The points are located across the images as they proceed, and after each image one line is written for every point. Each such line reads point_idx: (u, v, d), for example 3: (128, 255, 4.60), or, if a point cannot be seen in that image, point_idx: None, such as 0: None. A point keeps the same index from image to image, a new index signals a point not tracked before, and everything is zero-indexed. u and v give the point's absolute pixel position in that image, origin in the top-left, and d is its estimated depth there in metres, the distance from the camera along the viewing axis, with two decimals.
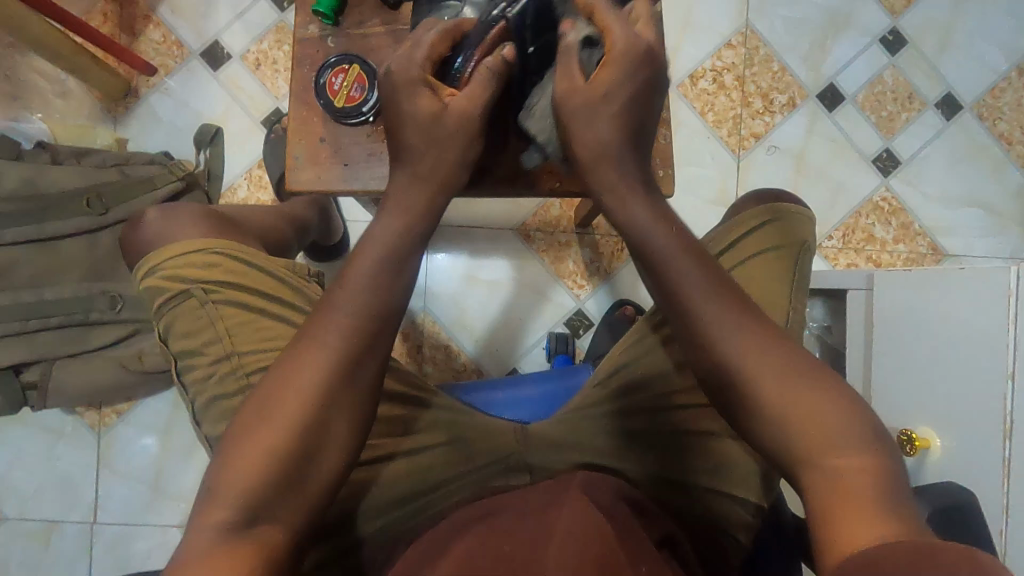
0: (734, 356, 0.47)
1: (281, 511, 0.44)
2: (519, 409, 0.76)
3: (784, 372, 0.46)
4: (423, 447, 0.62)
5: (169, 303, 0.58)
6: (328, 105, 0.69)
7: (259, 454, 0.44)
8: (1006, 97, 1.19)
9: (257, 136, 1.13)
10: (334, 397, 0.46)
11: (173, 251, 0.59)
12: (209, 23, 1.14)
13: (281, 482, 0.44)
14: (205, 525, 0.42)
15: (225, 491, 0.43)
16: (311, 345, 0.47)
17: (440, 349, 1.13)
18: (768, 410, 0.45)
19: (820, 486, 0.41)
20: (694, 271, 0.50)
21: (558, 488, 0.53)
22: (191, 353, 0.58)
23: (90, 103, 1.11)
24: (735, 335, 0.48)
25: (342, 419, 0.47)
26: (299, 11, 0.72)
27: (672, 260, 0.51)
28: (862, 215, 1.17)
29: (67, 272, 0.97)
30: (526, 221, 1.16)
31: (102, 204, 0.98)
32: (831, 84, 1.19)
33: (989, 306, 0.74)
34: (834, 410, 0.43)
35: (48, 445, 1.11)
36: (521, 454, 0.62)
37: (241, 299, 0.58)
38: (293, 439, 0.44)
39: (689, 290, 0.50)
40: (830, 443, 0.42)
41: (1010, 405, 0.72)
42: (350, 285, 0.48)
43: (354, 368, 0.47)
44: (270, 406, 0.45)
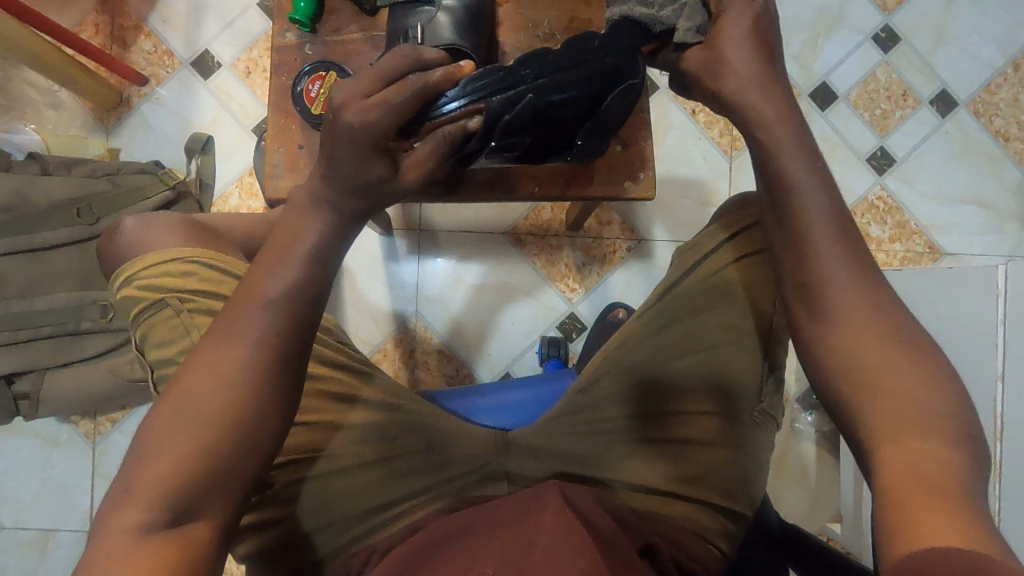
0: (839, 308, 0.45)
1: (206, 509, 0.43)
2: (500, 415, 0.75)
3: (885, 342, 0.43)
4: (400, 454, 0.61)
5: (144, 313, 0.58)
6: (305, 112, 0.69)
7: (174, 453, 0.43)
8: (1002, 93, 1.18)
9: (247, 143, 1.13)
10: (254, 394, 0.45)
11: (149, 261, 0.60)
12: (199, 32, 1.14)
13: (200, 480, 0.43)
14: (120, 529, 0.41)
15: (140, 491, 0.42)
16: (227, 337, 0.46)
17: (433, 354, 1.13)
18: (840, 365, 0.44)
19: (894, 475, 0.39)
20: (829, 225, 0.46)
21: (539, 493, 0.53)
22: (165, 362, 0.57)
23: (82, 114, 1.12)
24: (851, 293, 0.45)
25: (265, 409, 0.45)
26: (276, 20, 0.73)
27: (797, 192, 0.47)
28: (857, 214, 1.16)
29: (58, 281, 0.97)
30: (517, 225, 1.15)
31: (92, 213, 0.99)
32: (824, 83, 1.18)
33: (979, 308, 0.74)
34: (939, 401, 0.41)
35: (44, 454, 1.12)
36: (500, 462, 0.63)
37: (215, 305, 0.58)
38: (210, 435, 0.43)
39: (815, 241, 0.46)
40: (902, 426, 0.40)
41: (999, 407, 0.72)
42: (272, 276, 0.47)
43: (275, 362, 0.46)
44: (184, 402, 0.44)
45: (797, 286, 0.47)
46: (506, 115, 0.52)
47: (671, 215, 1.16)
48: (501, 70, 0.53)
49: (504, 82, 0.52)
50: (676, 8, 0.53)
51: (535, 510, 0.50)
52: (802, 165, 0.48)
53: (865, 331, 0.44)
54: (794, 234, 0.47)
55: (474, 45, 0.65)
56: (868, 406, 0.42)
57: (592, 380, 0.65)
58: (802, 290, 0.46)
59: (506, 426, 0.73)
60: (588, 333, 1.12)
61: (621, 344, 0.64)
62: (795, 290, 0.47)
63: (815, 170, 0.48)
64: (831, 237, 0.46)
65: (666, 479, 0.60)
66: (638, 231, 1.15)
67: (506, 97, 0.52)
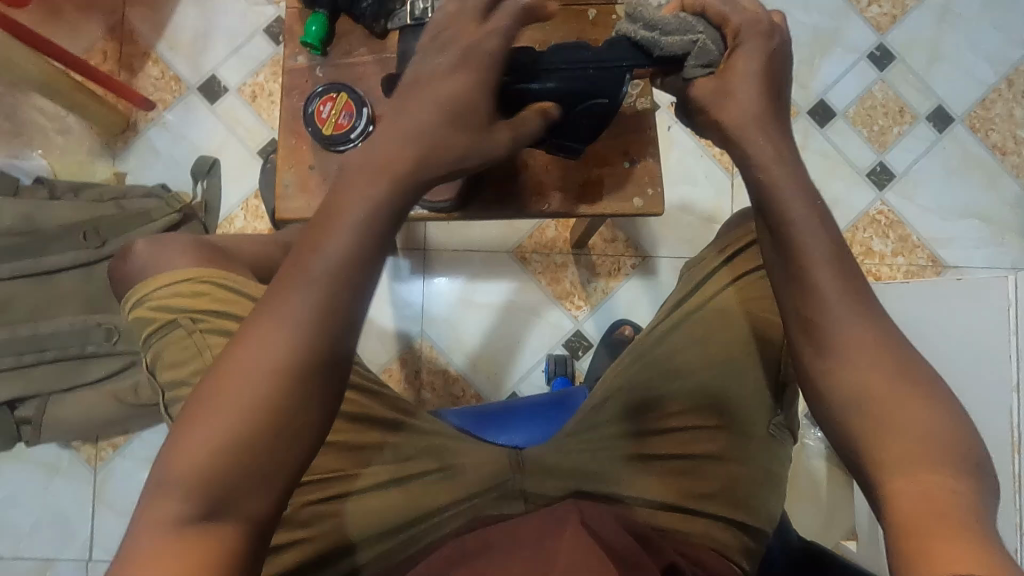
0: (838, 338, 0.44)
1: (241, 507, 0.40)
2: (511, 434, 0.74)
3: (895, 378, 0.42)
4: (414, 474, 0.61)
5: (157, 333, 0.59)
6: (316, 133, 0.70)
7: (205, 444, 0.39)
8: (996, 108, 1.20)
9: (254, 166, 1.14)
10: (292, 379, 0.40)
11: (160, 281, 0.60)
12: (206, 58, 1.16)
13: (235, 475, 0.39)
14: (155, 523, 0.39)
15: (176, 482, 0.39)
16: (268, 314, 0.41)
17: (438, 374, 1.12)
18: (850, 399, 0.43)
19: (909, 504, 0.38)
20: (826, 250, 0.45)
21: (555, 516, 0.53)
22: (177, 384, 0.58)
23: (89, 139, 1.13)
24: (853, 327, 0.44)
25: (305, 395, 0.41)
26: (286, 44, 0.74)
27: (792, 219, 0.47)
28: (859, 229, 1.17)
29: (63, 305, 0.97)
30: (522, 244, 1.16)
31: (99, 236, 0.98)
32: (822, 101, 1.20)
33: (989, 318, 0.74)
34: (954, 436, 0.40)
35: (45, 480, 1.10)
36: (517, 481, 0.61)
37: (226, 326, 0.58)
38: (247, 423, 0.39)
39: (818, 275, 0.45)
40: (916, 459, 0.40)
41: (1017, 419, 0.71)
42: (323, 250, 0.42)
43: (317, 347, 0.41)
44: (221, 385, 0.40)
45: (803, 319, 0.46)
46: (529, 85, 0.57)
47: (675, 231, 1.16)
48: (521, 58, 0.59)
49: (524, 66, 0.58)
50: (686, 38, 0.54)
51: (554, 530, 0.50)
52: (801, 195, 0.47)
53: (864, 360, 0.43)
54: (789, 262, 0.46)
55: None
56: (878, 434, 0.41)
57: (602, 401, 0.64)
58: (800, 317, 0.46)
59: (521, 446, 0.73)
60: (594, 351, 1.11)
61: (634, 361, 0.64)
62: (798, 325, 0.46)
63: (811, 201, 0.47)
64: (823, 266, 0.45)
65: (694, 496, 0.59)
66: (643, 248, 1.16)
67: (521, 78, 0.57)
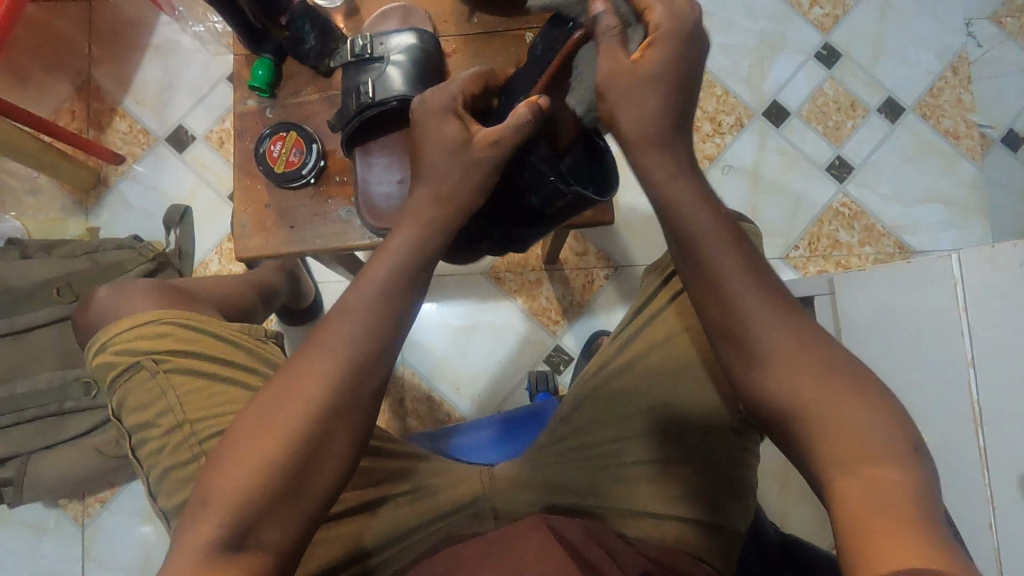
0: (770, 352, 0.46)
1: (273, 525, 0.44)
2: (486, 451, 0.75)
3: (824, 374, 0.44)
4: (387, 496, 0.61)
5: (120, 377, 0.60)
6: (268, 172, 0.72)
7: (248, 467, 0.44)
8: (945, 95, 1.23)
9: (224, 209, 1.16)
10: (331, 411, 0.46)
11: (120, 327, 0.61)
12: (171, 109, 1.19)
13: (269, 495, 0.44)
14: (195, 539, 0.43)
15: (218, 502, 0.44)
16: (313, 352, 0.48)
17: (422, 400, 1.13)
18: (796, 407, 0.44)
19: (850, 499, 0.39)
20: (737, 262, 0.48)
21: (515, 530, 0.52)
22: (143, 426, 0.59)
23: (61, 197, 1.15)
24: (778, 338, 0.46)
25: (343, 430, 0.47)
26: (237, 88, 0.77)
27: (703, 238, 0.49)
28: (825, 223, 1.19)
29: (40, 363, 0.97)
30: (494, 264, 1.17)
31: (72, 291, 0.99)
32: (775, 102, 1.23)
33: (940, 297, 0.75)
34: (885, 429, 0.41)
35: (32, 541, 1.09)
36: (488, 498, 0.63)
37: (189, 365, 0.59)
38: (287, 445, 0.45)
39: (734, 287, 0.48)
40: (863, 450, 0.40)
41: (975, 392, 0.72)
42: (360, 295, 0.50)
43: (355, 386, 0.47)
44: (268, 414, 0.46)
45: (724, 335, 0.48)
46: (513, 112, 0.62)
47: (644, 239, 1.18)
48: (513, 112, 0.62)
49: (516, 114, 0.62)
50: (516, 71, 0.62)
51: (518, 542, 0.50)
52: (709, 211, 0.50)
53: (800, 368, 0.45)
54: (697, 269, 0.49)
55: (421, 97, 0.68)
56: (819, 430, 0.43)
57: (572, 410, 0.64)
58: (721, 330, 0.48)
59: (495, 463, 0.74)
60: (575, 364, 1.12)
61: (601, 371, 0.64)
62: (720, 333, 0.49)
63: (719, 214, 0.50)
64: (741, 274, 0.48)
65: (676, 502, 0.59)
66: (614, 258, 1.17)
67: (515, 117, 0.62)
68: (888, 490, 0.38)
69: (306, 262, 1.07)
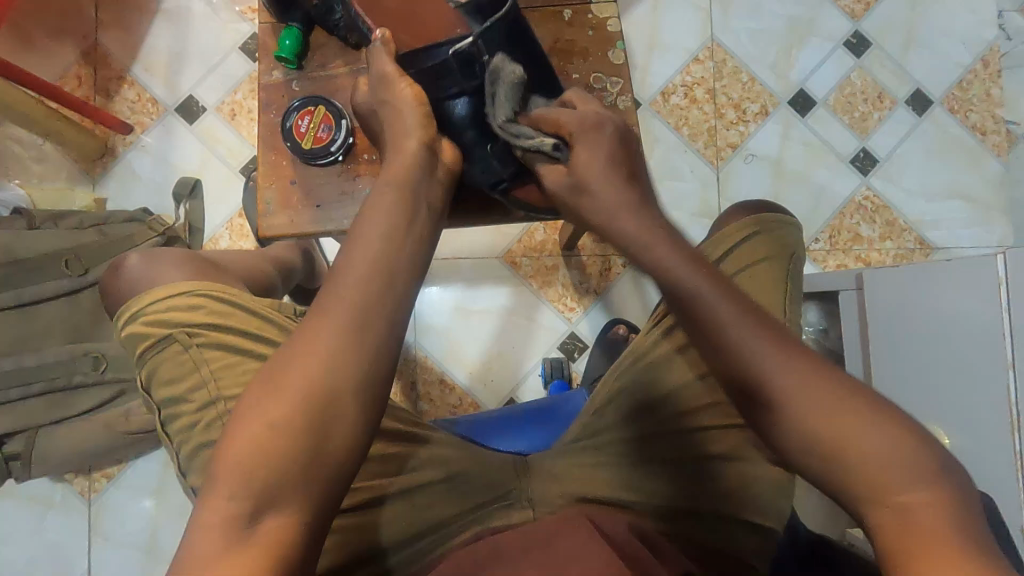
0: (777, 391, 0.45)
1: (285, 503, 0.42)
2: (517, 440, 0.77)
3: (837, 407, 0.43)
4: (420, 484, 0.61)
5: (149, 350, 0.58)
6: (295, 148, 0.70)
7: (259, 436, 0.43)
8: (974, 89, 1.21)
9: (236, 184, 1.13)
10: (343, 369, 0.44)
11: (152, 297, 0.59)
12: (182, 78, 1.15)
13: (290, 463, 0.42)
14: (211, 525, 0.41)
15: (233, 474, 0.42)
16: (322, 310, 0.46)
17: (435, 384, 1.11)
18: (813, 446, 0.44)
19: (891, 532, 0.40)
20: (733, 306, 0.50)
21: (567, 521, 0.51)
22: (176, 400, 0.58)
23: (67, 166, 1.12)
24: (787, 374, 0.45)
25: (354, 390, 0.45)
26: (260, 59, 0.74)
27: (685, 281, 0.52)
28: (847, 216, 1.17)
29: (48, 336, 0.95)
30: (511, 248, 1.15)
31: (81, 264, 0.97)
32: (801, 91, 1.20)
33: (978, 298, 0.74)
34: (895, 449, 0.41)
35: (38, 515, 1.08)
36: (520, 487, 0.63)
37: (223, 341, 0.58)
38: (298, 409, 0.43)
39: (736, 333, 0.48)
40: (885, 484, 0.41)
41: (1014, 397, 0.71)
42: (369, 248, 0.49)
43: (363, 341, 0.45)
44: (276, 380, 0.44)
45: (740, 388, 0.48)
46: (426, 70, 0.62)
47: None
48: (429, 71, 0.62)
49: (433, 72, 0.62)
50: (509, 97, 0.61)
51: (567, 532, 0.49)
52: (675, 257, 0.54)
53: (817, 408, 0.44)
54: (696, 324, 0.51)
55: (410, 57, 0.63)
56: (842, 476, 0.42)
57: (607, 402, 0.65)
58: (731, 378, 0.48)
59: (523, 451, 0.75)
60: (590, 352, 1.11)
61: (636, 361, 0.66)
62: (732, 385, 0.48)
63: (688, 261, 0.54)
64: (734, 314, 0.49)
65: (696, 499, 0.60)
66: None
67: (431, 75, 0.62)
68: (923, 520, 0.39)
69: (321, 241, 1.04)
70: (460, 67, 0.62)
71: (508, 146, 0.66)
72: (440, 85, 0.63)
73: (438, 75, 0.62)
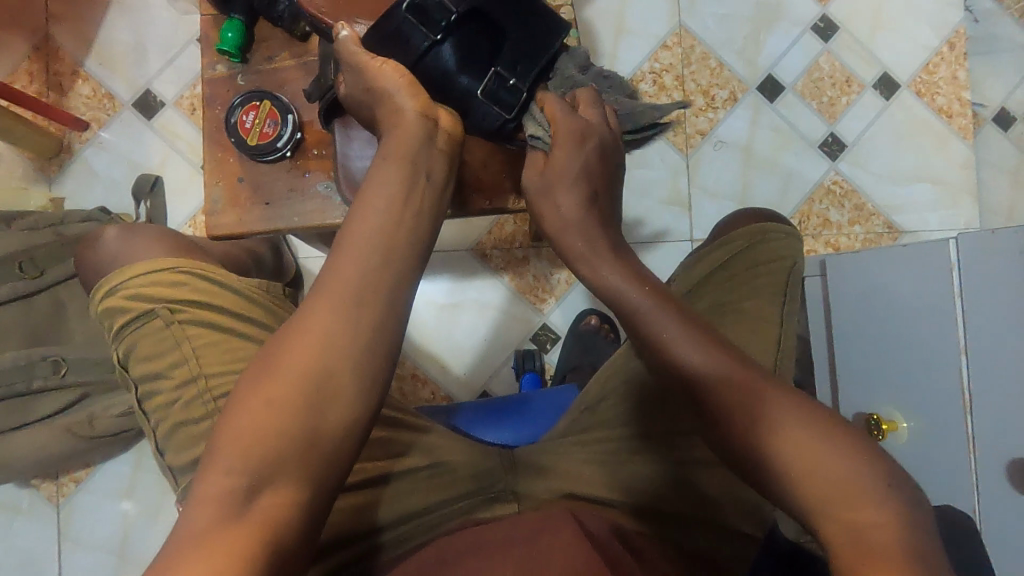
0: (727, 404, 0.47)
1: (281, 481, 0.42)
2: (501, 431, 0.77)
3: (786, 420, 0.44)
4: (412, 468, 0.64)
5: (131, 324, 0.61)
6: (240, 144, 0.68)
7: (260, 415, 0.43)
8: (940, 71, 1.21)
9: (197, 181, 1.10)
10: (346, 354, 0.44)
11: (135, 272, 0.62)
12: (138, 72, 1.12)
13: (289, 443, 0.42)
14: (205, 500, 0.41)
15: (231, 451, 0.42)
16: (324, 290, 0.46)
17: (407, 379, 1.11)
18: (762, 461, 0.44)
19: (837, 542, 0.40)
20: (676, 325, 0.53)
21: (546, 515, 0.52)
22: (156, 375, 0.61)
23: (21, 165, 1.09)
24: (724, 385, 0.48)
25: (355, 373, 0.44)
26: (205, 52, 0.72)
27: (632, 300, 0.57)
28: (816, 201, 1.18)
29: (3, 342, 0.92)
30: (481, 240, 1.14)
31: (36, 266, 0.94)
32: (769, 76, 1.20)
33: (934, 284, 0.76)
34: (843, 462, 0.42)
35: (5, 522, 1.06)
36: (508, 481, 0.65)
37: (205, 319, 0.61)
38: (299, 388, 0.43)
39: (676, 348, 0.52)
40: (829, 496, 0.41)
41: (965, 381, 0.74)
42: (370, 224, 0.48)
43: (365, 326, 0.45)
44: (280, 359, 0.44)
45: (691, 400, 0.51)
46: (390, 36, 0.59)
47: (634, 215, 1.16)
48: (391, 37, 0.59)
49: (396, 37, 0.59)
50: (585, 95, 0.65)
51: (546, 526, 0.49)
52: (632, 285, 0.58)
53: (762, 418, 0.45)
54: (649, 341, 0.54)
55: (371, 33, 0.60)
56: (786, 484, 0.43)
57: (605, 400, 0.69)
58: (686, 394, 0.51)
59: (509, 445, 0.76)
60: (563, 344, 1.11)
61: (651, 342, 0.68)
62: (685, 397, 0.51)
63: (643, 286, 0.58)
64: (679, 333, 0.53)
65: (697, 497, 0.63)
66: None
67: (396, 42, 0.59)
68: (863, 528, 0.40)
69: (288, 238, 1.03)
70: (417, 19, 0.59)
71: (500, 87, 0.62)
72: (411, 45, 0.60)
73: (404, 37, 0.59)
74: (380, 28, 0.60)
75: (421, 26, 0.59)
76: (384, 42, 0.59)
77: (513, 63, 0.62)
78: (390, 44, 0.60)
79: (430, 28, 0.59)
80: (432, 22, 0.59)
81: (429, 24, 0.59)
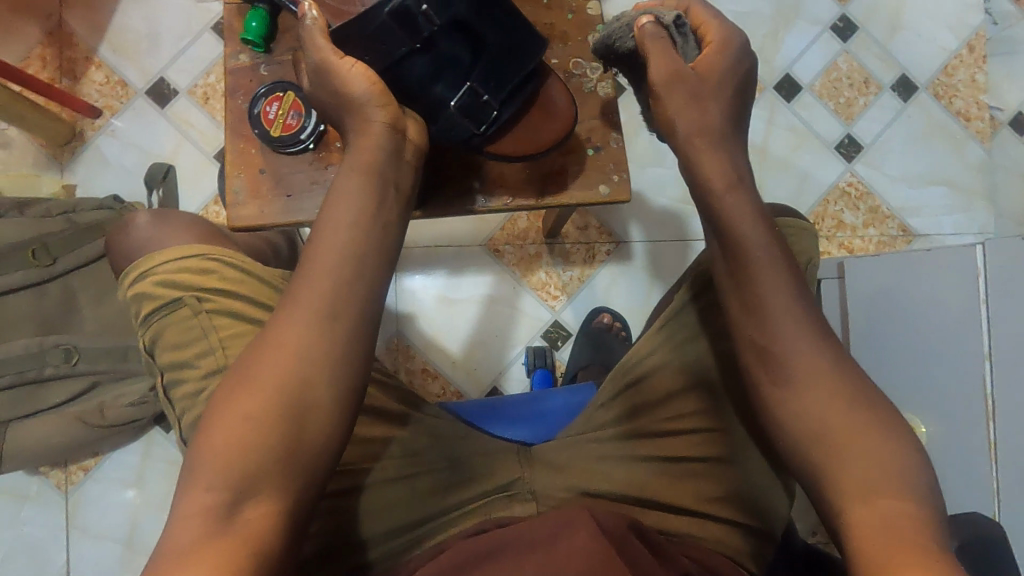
0: (793, 360, 0.47)
1: (262, 493, 0.41)
2: (519, 428, 0.76)
3: (841, 402, 0.46)
4: (415, 472, 0.64)
5: (158, 312, 0.60)
6: (263, 135, 0.68)
7: (237, 428, 0.42)
8: (959, 74, 1.20)
9: (210, 170, 1.10)
10: (318, 365, 0.44)
11: (166, 257, 0.62)
12: (152, 59, 1.11)
13: (267, 454, 0.42)
14: (188, 514, 0.40)
15: (211, 464, 0.42)
16: (294, 302, 0.46)
17: (417, 373, 1.10)
18: (812, 436, 0.46)
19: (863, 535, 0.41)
20: (768, 254, 0.50)
21: (565, 514, 0.51)
22: (181, 364, 0.60)
23: (34, 151, 1.08)
24: (801, 348, 0.47)
25: (329, 383, 0.44)
26: (227, 41, 0.72)
27: (740, 224, 0.51)
28: (831, 202, 1.17)
29: (16, 329, 0.93)
30: (494, 236, 1.13)
31: (48, 253, 0.94)
32: (787, 75, 1.19)
33: (957, 288, 0.75)
34: (888, 451, 0.44)
35: (13, 509, 1.06)
36: (526, 480, 0.65)
37: (231, 308, 0.60)
38: (275, 399, 0.43)
39: (763, 289, 0.49)
40: (873, 486, 0.43)
41: (989, 388, 0.73)
42: (338, 233, 0.48)
43: (337, 335, 0.45)
44: (253, 372, 0.44)
45: (759, 349, 0.49)
46: (367, 33, 0.57)
47: (648, 213, 1.15)
48: (366, 34, 0.57)
49: (373, 35, 0.57)
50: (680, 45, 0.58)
51: (564, 527, 0.48)
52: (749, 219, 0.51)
53: (823, 390, 0.46)
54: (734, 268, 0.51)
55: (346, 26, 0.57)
56: (833, 474, 0.44)
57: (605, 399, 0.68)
58: (750, 343, 0.50)
59: (526, 441, 0.74)
60: (574, 342, 1.11)
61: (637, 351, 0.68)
62: (751, 348, 0.49)
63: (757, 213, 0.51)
64: (767, 271, 0.49)
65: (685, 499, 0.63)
66: (616, 233, 1.14)
67: (371, 40, 0.57)
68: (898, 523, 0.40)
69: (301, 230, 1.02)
70: (399, 24, 0.57)
71: (471, 103, 0.62)
72: (389, 48, 0.58)
73: (382, 38, 0.57)
74: (358, 21, 0.57)
75: (404, 31, 0.58)
76: (358, 38, 0.57)
77: (486, 79, 0.62)
78: (365, 43, 0.57)
79: (410, 32, 0.58)
80: (416, 29, 0.58)
81: (411, 30, 0.58)
